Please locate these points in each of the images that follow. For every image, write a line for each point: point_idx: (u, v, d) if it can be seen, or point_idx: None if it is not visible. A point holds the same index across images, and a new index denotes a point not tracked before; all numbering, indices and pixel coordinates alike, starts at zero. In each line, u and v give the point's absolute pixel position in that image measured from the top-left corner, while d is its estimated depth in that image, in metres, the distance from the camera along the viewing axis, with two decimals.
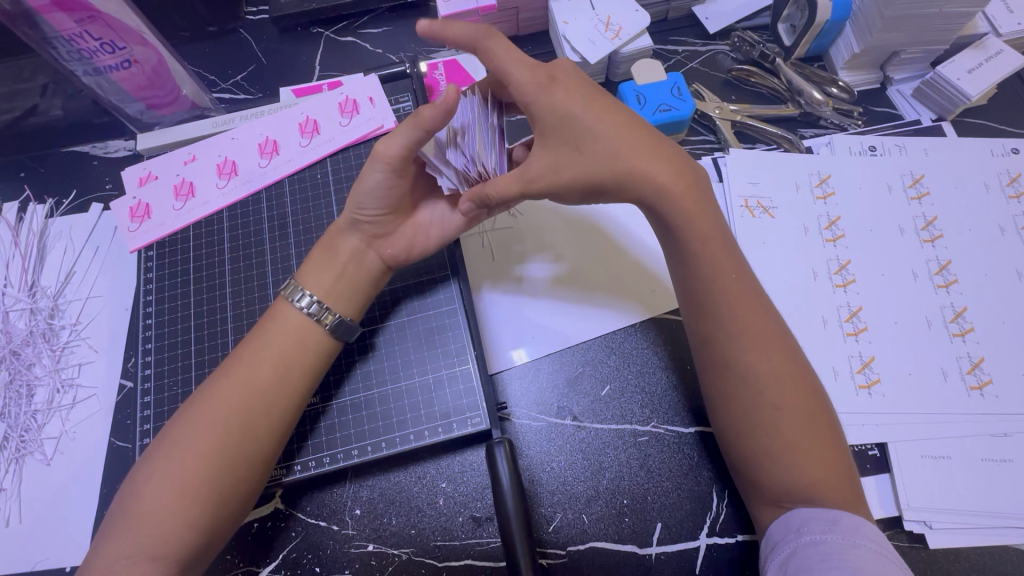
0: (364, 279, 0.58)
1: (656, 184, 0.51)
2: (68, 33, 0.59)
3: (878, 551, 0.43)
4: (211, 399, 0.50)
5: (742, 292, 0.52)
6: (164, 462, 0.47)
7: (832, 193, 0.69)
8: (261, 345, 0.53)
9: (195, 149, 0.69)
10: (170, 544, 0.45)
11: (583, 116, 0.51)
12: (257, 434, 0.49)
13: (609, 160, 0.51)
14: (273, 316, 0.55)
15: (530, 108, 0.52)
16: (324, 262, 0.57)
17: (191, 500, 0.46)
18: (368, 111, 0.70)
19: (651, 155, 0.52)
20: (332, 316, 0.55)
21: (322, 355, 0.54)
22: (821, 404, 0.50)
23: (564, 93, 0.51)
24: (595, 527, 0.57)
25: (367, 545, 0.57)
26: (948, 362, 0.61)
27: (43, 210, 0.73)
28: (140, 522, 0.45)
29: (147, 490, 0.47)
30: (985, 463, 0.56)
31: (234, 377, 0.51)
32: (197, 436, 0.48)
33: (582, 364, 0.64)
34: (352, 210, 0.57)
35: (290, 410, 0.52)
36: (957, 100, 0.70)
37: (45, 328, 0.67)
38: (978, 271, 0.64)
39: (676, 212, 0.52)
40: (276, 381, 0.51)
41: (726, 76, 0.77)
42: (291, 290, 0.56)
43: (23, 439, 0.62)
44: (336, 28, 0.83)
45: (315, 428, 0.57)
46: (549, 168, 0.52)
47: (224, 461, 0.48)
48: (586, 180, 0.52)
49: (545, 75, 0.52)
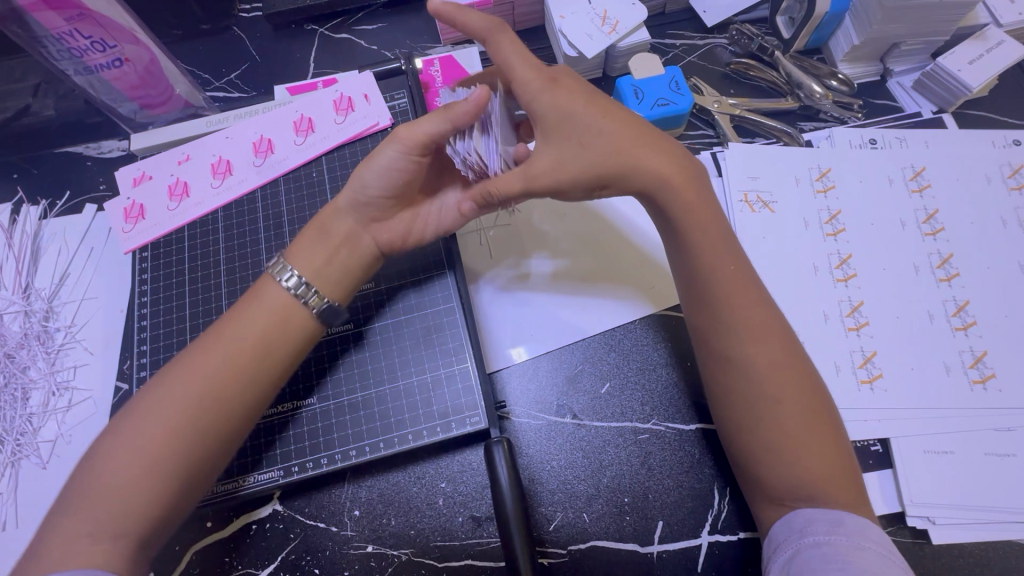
0: (356, 263, 0.57)
1: (658, 173, 0.52)
2: (58, 32, 0.58)
3: (881, 553, 0.43)
4: (184, 374, 0.49)
5: (742, 284, 0.52)
6: (131, 435, 0.47)
7: (833, 186, 0.68)
8: (240, 322, 0.52)
9: (189, 149, 0.69)
10: (131, 517, 0.45)
11: (586, 112, 0.51)
12: (230, 413, 0.49)
13: (611, 155, 0.51)
14: (257, 293, 0.54)
15: (532, 106, 0.52)
16: (316, 241, 0.56)
17: (158, 475, 0.46)
18: (363, 108, 0.70)
19: (648, 148, 0.52)
20: (319, 298, 0.54)
21: (302, 337, 0.53)
22: (809, 387, 0.49)
23: (567, 95, 0.51)
24: (596, 526, 0.57)
25: (367, 546, 0.56)
26: (951, 356, 0.60)
27: (37, 211, 0.72)
28: (104, 496, 0.45)
29: (111, 462, 0.46)
30: (989, 458, 0.56)
31: (210, 354, 0.50)
32: (167, 411, 0.47)
33: (582, 362, 0.63)
34: (352, 192, 0.56)
35: (264, 392, 0.51)
36: (958, 91, 0.69)
37: (40, 331, 0.66)
38: (980, 264, 0.64)
39: (675, 205, 0.53)
40: (254, 362, 0.51)
41: (725, 70, 0.76)
42: (280, 269, 0.54)
43: (19, 442, 0.62)
44: (331, 24, 0.83)
45: (286, 435, 0.57)
46: (553, 162, 0.51)
47: (193, 440, 0.47)
48: (587, 177, 0.52)
49: (547, 76, 0.52)
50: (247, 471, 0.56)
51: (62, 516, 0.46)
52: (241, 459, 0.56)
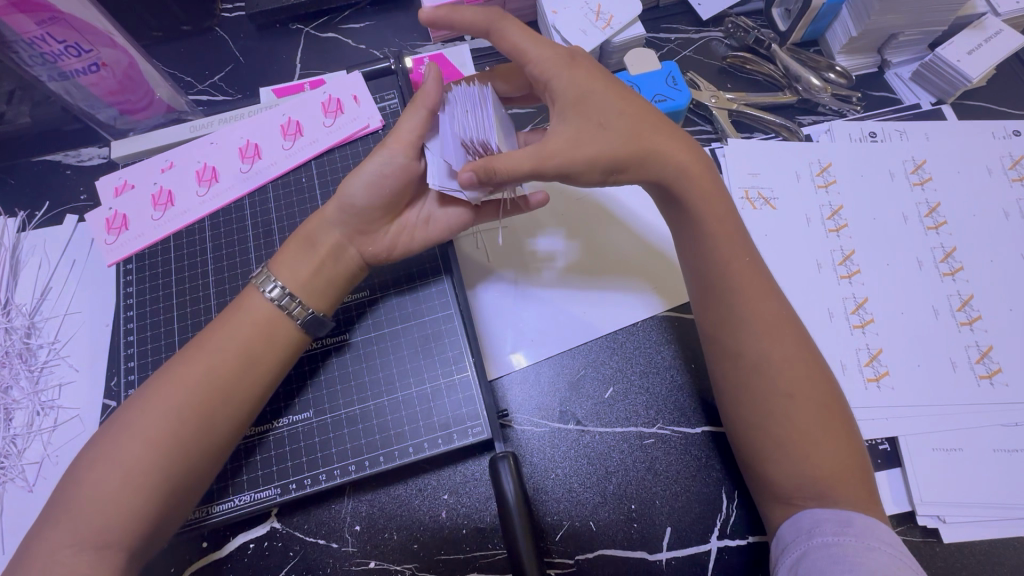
0: (338, 273, 0.55)
1: (675, 162, 0.51)
2: (30, 37, 0.56)
3: (894, 555, 0.42)
4: (166, 384, 0.47)
5: (753, 276, 0.51)
6: (111, 446, 0.45)
7: (834, 181, 0.67)
8: (225, 331, 0.50)
9: (173, 156, 0.66)
10: (111, 534, 0.43)
11: (604, 94, 0.50)
12: (214, 424, 0.47)
13: (629, 139, 0.49)
14: (241, 304, 0.52)
15: (550, 83, 0.50)
16: (300, 254, 0.54)
17: (137, 490, 0.44)
18: (352, 110, 0.67)
19: (668, 134, 0.51)
20: (303, 309, 0.52)
21: (288, 345, 0.52)
22: (818, 380, 0.48)
23: (586, 75, 0.51)
24: (604, 533, 0.55)
25: (369, 562, 0.55)
26: (957, 351, 0.59)
27: (14, 223, 0.69)
28: (84, 511, 0.43)
29: (91, 474, 0.45)
30: (997, 454, 0.55)
31: (194, 364, 0.48)
32: (150, 421, 0.46)
33: (584, 366, 0.62)
34: (337, 204, 0.55)
35: (249, 402, 0.50)
36: (957, 82, 0.68)
37: (21, 348, 0.64)
38: (983, 257, 0.63)
39: (693, 192, 0.51)
40: (240, 371, 0.49)
41: (721, 63, 0.75)
42: (263, 279, 0.53)
43: (2, 465, 0.59)
44: (316, 24, 0.80)
45: (251, 461, 0.55)
46: (570, 142, 0.48)
47: (177, 450, 0.46)
48: (605, 160, 0.49)
49: (566, 54, 0.51)
50: (239, 490, 0.54)
51: (48, 541, 0.43)
52: (228, 477, 0.54)
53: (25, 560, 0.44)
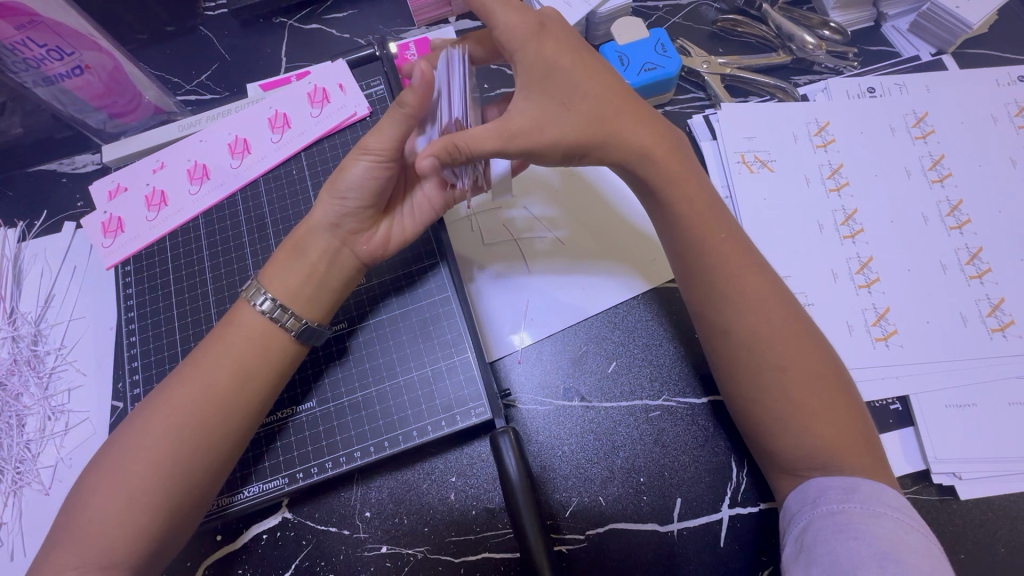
0: (334, 280, 0.54)
1: (640, 145, 0.49)
2: (10, 42, 0.56)
3: (900, 520, 0.41)
4: (163, 405, 0.47)
5: (741, 252, 0.50)
6: (113, 469, 0.45)
7: (832, 140, 0.65)
8: (220, 347, 0.50)
9: (163, 156, 0.66)
10: (116, 553, 0.44)
11: (573, 69, 0.47)
12: (214, 441, 0.47)
13: (595, 121, 0.47)
14: (234, 319, 0.52)
15: (515, 56, 0.47)
16: (290, 263, 0.53)
17: (139, 510, 0.44)
18: (339, 98, 0.67)
19: (635, 117, 0.49)
20: (296, 320, 0.51)
21: (287, 358, 0.51)
22: (822, 361, 0.47)
23: (553, 46, 0.47)
24: (614, 508, 0.55)
25: (381, 546, 0.55)
26: (966, 306, 0.58)
27: (15, 234, 0.70)
28: (89, 529, 0.44)
29: (95, 495, 0.45)
30: (1012, 407, 0.54)
31: (188, 384, 0.48)
32: (150, 441, 0.46)
33: (585, 343, 0.61)
34: (332, 209, 0.54)
35: (249, 417, 0.49)
36: (957, 29, 0.67)
37: (29, 356, 0.64)
38: (991, 208, 0.62)
39: (661, 172, 0.50)
40: (234, 387, 0.48)
41: (711, 28, 0.73)
42: (253, 292, 0.52)
43: (19, 470, 0.60)
44: (300, 16, 0.79)
45: (272, 448, 0.55)
46: (534, 124, 0.46)
47: (177, 469, 0.46)
48: (566, 146, 0.47)
49: (535, 21, 0.47)
50: (249, 481, 0.54)
51: (62, 540, 0.45)
52: (239, 471, 0.54)
53: (44, 554, 0.45)
